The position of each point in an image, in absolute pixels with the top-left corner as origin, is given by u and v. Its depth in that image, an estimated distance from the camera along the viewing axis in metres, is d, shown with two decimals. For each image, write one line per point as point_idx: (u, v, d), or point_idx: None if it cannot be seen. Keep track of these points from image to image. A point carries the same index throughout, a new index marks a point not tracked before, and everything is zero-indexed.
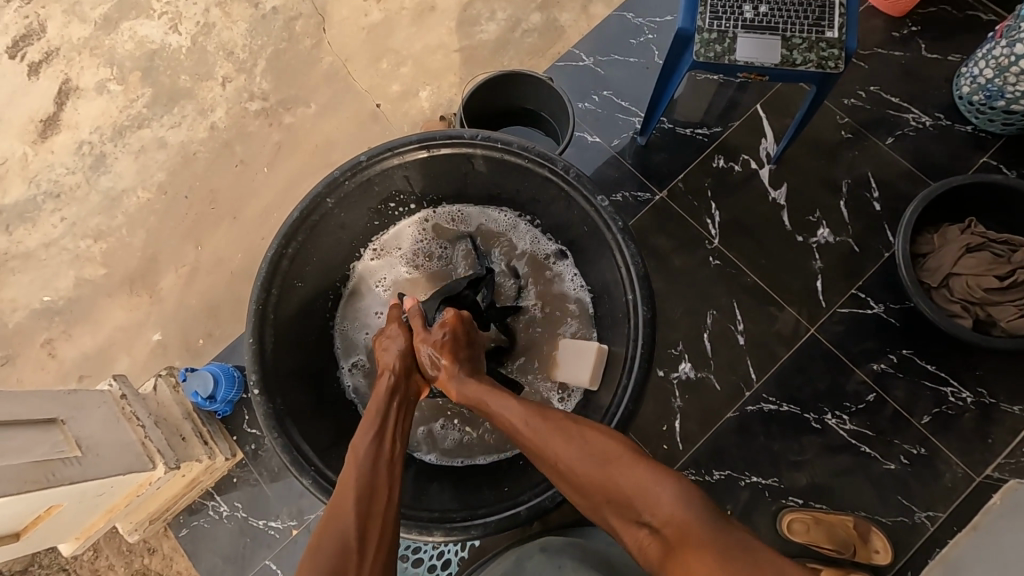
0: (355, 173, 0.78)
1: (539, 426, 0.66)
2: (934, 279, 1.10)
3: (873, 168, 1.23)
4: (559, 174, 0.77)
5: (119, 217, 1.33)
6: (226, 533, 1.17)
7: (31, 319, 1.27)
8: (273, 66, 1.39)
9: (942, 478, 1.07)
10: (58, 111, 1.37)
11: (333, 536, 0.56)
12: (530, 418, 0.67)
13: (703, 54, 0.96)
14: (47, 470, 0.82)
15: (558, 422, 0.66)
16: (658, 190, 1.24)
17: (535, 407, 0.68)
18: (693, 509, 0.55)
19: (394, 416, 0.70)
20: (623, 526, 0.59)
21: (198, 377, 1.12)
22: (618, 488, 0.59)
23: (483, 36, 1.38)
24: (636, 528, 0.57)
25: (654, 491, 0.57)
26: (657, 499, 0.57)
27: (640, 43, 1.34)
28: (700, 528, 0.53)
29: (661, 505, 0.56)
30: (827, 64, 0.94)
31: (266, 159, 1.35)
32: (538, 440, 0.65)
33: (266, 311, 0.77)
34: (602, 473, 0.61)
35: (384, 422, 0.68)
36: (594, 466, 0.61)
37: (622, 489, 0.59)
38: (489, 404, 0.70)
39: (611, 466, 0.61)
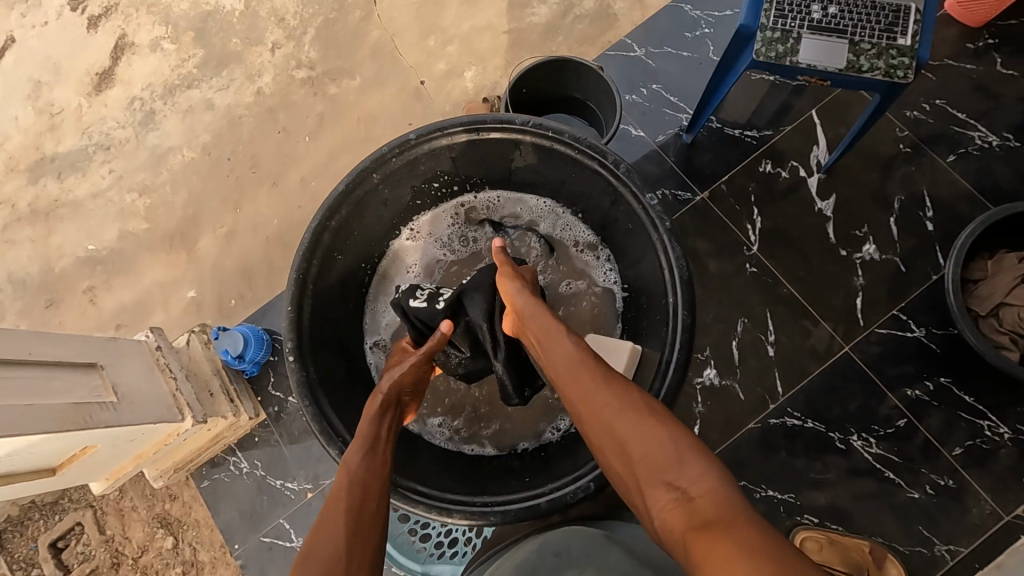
0: (403, 151, 0.78)
1: (593, 371, 0.65)
2: (983, 307, 1.05)
3: (930, 186, 1.18)
4: (609, 168, 0.76)
5: (164, 174, 1.36)
6: (244, 488, 1.21)
7: (76, 266, 1.32)
8: (322, 35, 1.40)
9: (968, 513, 1.04)
10: (113, 66, 1.41)
11: (324, 542, 0.56)
12: (588, 360, 0.67)
13: (763, 54, 0.92)
14: (85, 413, 0.85)
15: (612, 374, 0.65)
16: (699, 191, 1.21)
17: (593, 356, 0.68)
18: (732, 495, 0.51)
19: (385, 437, 0.71)
20: (648, 488, 0.55)
21: (229, 336, 1.16)
22: (656, 449, 0.56)
23: (533, 19, 1.35)
24: (664, 493, 0.54)
25: (692, 463, 0.54)
26: (696, 472, 0.53)
27: (695, 37, 1.30)
28: (738, 510, 0.49)
29: (698, 479, 0.53)
30: (895, 73, 0.90)
31: (309, 128, 1.36)
32: (588, 381, 0.65)
33: (306, 280, 0.78)
34: (644, 427, 0.58)
35: (374, 442, 0.69)
36: (637, 420, 0.59)
37: (659, 452, 0.56)
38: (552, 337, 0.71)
39: (655, 424, 0.58)
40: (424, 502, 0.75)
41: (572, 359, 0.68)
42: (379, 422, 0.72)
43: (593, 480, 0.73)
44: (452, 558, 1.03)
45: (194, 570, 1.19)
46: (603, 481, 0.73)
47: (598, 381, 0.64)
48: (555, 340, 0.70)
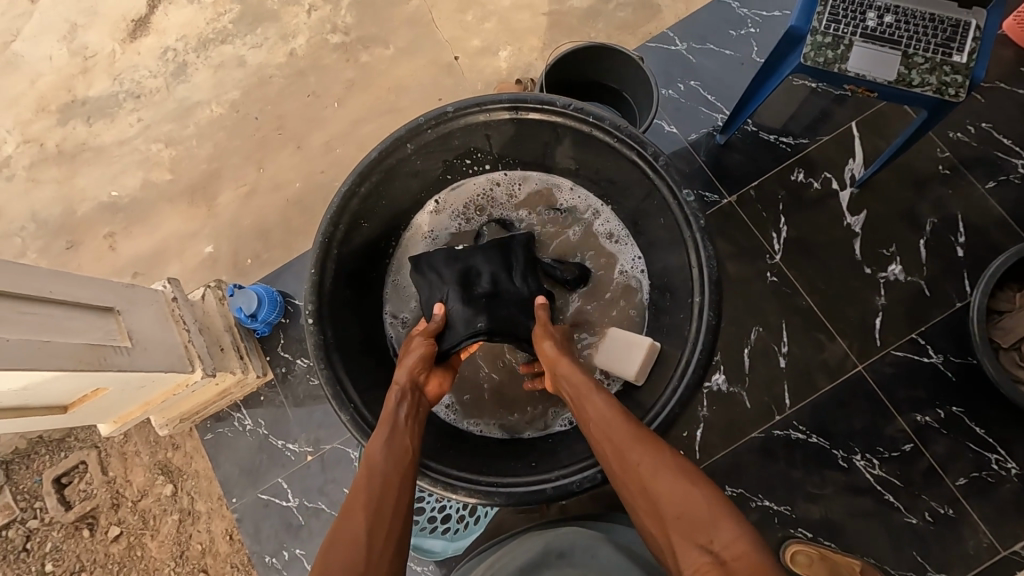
0: (439, 123, 0.77)
1: (628, 428, 0.65)
2: (1006, 340, 1.03)
3: (965, 212, 1.15)
4: (647, 160, 0.75)
5: (191, 127, 1.36)
6: (246, 445, 1.23)
7: (99, 210, 1.33)
8: (360, 0, 1.38)
9: (965, 544, 1.03)
10: (148, 14, 1.40)
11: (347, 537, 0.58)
12: (623, 417, 0.67)
13: (811, 58, 0.90)
14: (100, 355, 0.87)
15: (646, 433, 0.65)
16: (727, 194, 1.19)
17: (629, 414, 0.67)
18: (763, 559, 0.51)
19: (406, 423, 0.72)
20: (681, 548, 0.56)
21: (244, 295, 1.17)
22: (688, 510, 0.57)
23: (575, 3, 1.32)
24: (697, 553, 0.54)
25: (726, 526, 0.54)
26: (729, 534, 0.53)
27: (740, 36, 1.27)
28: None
29: (730, 542, 0.53)
30: (947, 91, 0.87)
31: (338, 94, 1.35)
32: (620, 436, 0.65)
33: (331, 244, 0.78)
34: (678, 488, 0.58)
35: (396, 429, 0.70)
36: (670, 480, 0.59)
37: (690, 514, 0.56)
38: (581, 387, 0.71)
39: (688, 484, 0.59)
40: (431, 475, 0.76)
41: (608, 414, 0.67)
42: (398, 407, 0.73)
43: (600, 471, 0.73)
44: (444, 534, 1.04)
45: (191, 519, 1.22)
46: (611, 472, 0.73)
47: (631, 439, 0.64)
48: (591, 397, 0.70)
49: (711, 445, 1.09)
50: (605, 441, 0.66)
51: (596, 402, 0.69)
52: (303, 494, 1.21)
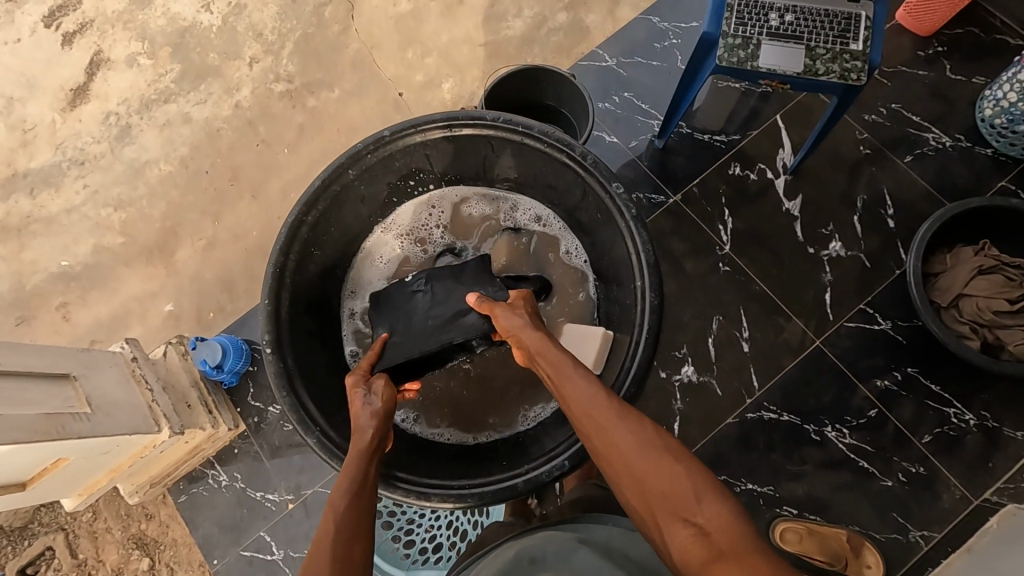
0: (378, 147, 0.80)
1: (610, 407, 0.63)
2: (944, 299, 1.10)
3: (891, 186, 1.23)
4: (577, 160, 0.78)
5: (141, 188, 1.35)
6: (223, 502, 1.19)
7: (49, 281, 1.30)
8: (301, 49, 1.42)
9: (940, 499, 1.07)
10: (88, 81, 1.40)
11: None
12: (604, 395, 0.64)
13: (726, 59, 0.97)
14: (57, 423, 0.84)
15: (627, 408, 0.63)
16: (672, 194, 1.24)
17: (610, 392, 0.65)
18: (744, 528, 0.53)
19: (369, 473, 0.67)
20: (666, 524, 0.55)
21: (207, 346, 1.14)
22: (672, 486, 0.56)
23: (509, 32, 1.39)
24: (682, 527, 0.54)
25: (707, 498, 0.55)
26: (711, 507, 0.55)
27: (664, 47, 1.35)
28: (753, 547, 0.51)
29: (713, 515, 0.54)
30: (849, 76, 0.95)
31: (288, 139, 1.37)
32: (604, 416, 0.62)
33: (283, 274, 0.79)
34: (662, 466, 0.57)
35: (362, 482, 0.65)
36: (654, 458, 0.58)
37: (675, 489, 0.56)
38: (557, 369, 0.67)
39: (671, 459, 0.58)
40: (403, 486, 0.75)
41: (587, 393, 0.64)
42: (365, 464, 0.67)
43: (567, 458, 0.74)
44: (437, 563, 1.03)
45: None
46: (578, 458, 0.74)
47: (614, 416, 0.62)
48: (572, 374, 0.66)
49: (690, 436, 1.11)
50: (589, 423, 0.63)
51: (578, 380, 0.65)
52: (287, 544, 1.17)
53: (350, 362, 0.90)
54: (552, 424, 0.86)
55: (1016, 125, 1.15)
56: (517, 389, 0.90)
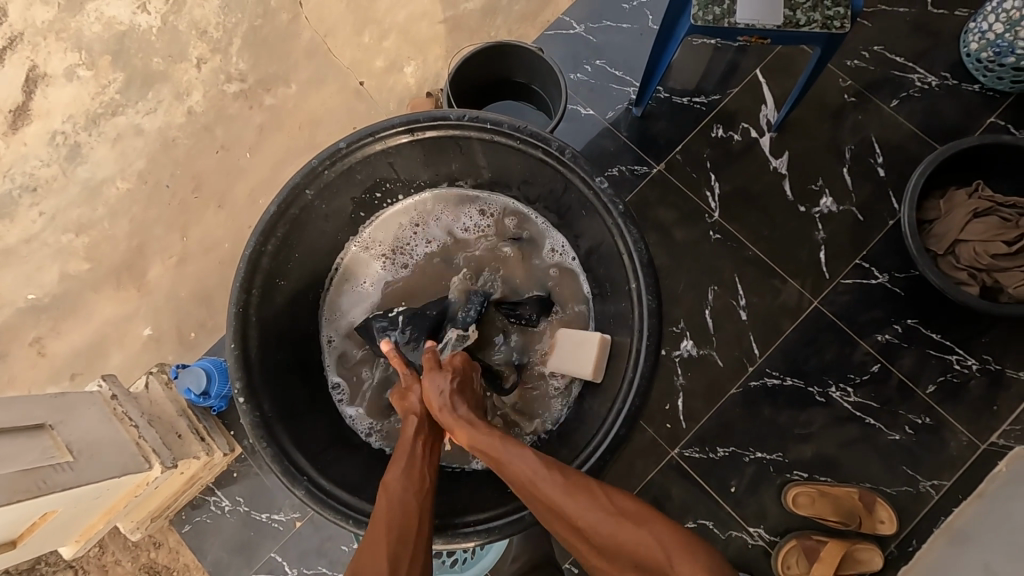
0: (334, 161, 0.75)
1: (564, 485, 0.59)
2: (940, 246, 1.07)
3: (878, 133, 1.19)
4: (554, 155, 0.73)
5: (100, 209, 1.27)
6: (228, 526, 1.16)
7: (17, 318, 1.23)
8: (250, 44, 1.32)
9: (947, 446, 1.07)
10: (27, 100, 1.30)
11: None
12: (552, 471, 0.61)
13: (701, 18, 0.91)
14: (37, 478, 0.80)
15: (576, 479, 0.60)
16: (655, 163, 1.19)
17: (552, 461, 0.62)
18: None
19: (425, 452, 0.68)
20: None
21: (190, 373, 1.09)
22: (643, 554, 0.54)
23: (468, 5, 1.31)
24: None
25: (682, 561, 0.53)
26: (687, 571, 0.52)
27: (633, 8, 1.28)
28: None
29: None
30: (833, 24, 0.90)
31: (249, 143, 1.29)
32: (553, 492, 0.59)
33: (248, 312, 0.74)
34: (629, 537, 0.55)
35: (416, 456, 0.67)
36: (617, 528, 0.56)
37: (648, 558, 0.54)
38: (502, 455, 0.63)
39: (636, 529, 0.55)
40: None
41: (534, 471, 0.61)
42: (416, 437, 0.69)
43: None
44: (453, 567, 1.01)
45: None
46: None
47: (566, 490, 0.59)
48: (508, 454, 0.63)
49: (695, 411, 1.10)
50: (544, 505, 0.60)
51: (521, 461, 0.62)
52: (300, 562, 1.16)
53: (331, 391, 0.86)
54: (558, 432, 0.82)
55: (1003, 57, 1.11)
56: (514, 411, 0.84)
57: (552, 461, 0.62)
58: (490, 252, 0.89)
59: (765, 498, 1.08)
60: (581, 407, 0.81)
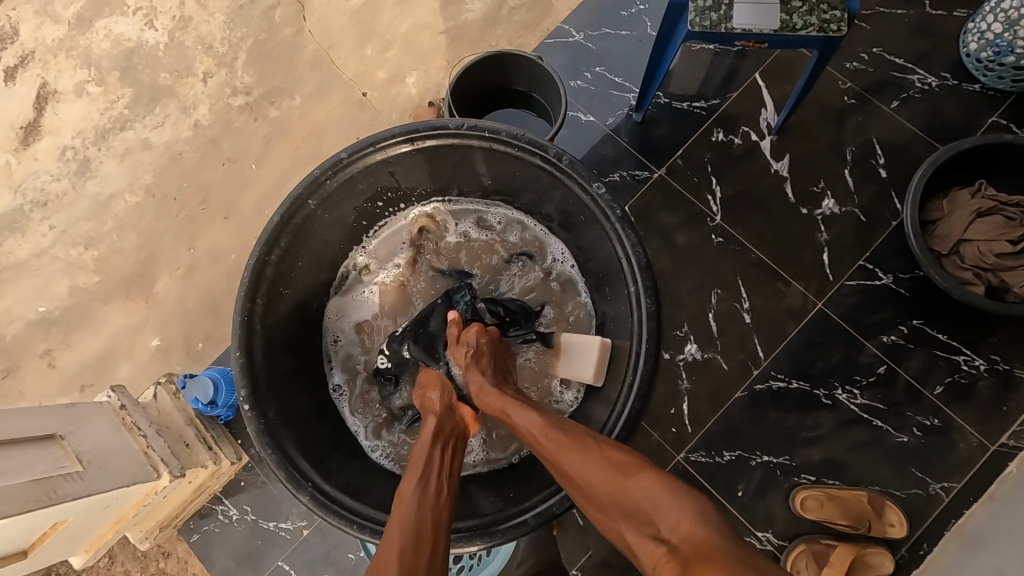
0: (336, 171, 0.76)
1: (561, 440, 0.61)
2: (944, 246, 1.07)
3: (879, 134, 1.19)
4: (552, 161, 0.74)
5: (109, 222, 1.29)
6: (236, 535, 1.17)
7: (29, 330, 1.24)
8: (255, 58, 1.35)
9: (957, 448, 1.06)
10: (38, 117, 1.33)
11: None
12: (552, 428, 0.63)
13: (698, 24, 0.92)
14: (48, 488, 0.81)
15: (580, 435, 0.62)
16: (656, 168, 1.20)
17: (565, 419, 0.64)
18: (708, 525, 0.49)
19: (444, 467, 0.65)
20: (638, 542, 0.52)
21: (197, 383, 1.10)
22: (631, 503, 0.54)
23: (468, 16, 1.32)
24: (652, 545, 0.50)
25: (670, 507, 0.51)
26: (674, 515, 0.50)
27: (632, 15, 1.29)
28: (720, 544, 0.46)
29: (677, 523, 0.50)
30: (830, 27, 0.90)
31: (254, 155, 1.31)
32: (556, 444, 0.61)
33: (253, 321, 0.75)
34: (621, 484, 0.55)
35: (430, 468, 0.64)
36: (613, 478, 0.56)
37: (637, 505, 0.53)
38: (511, 413, 0.66)
39: (633, 478, 0.55)
40: None
41: (535, 429, 0.64)
42: (432, 450, 0.66)
43: None
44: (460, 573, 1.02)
45: None
46: None
47: (567, 443, 0.61)
48: (514, 412, 0.66)
49: (700, 414, 1.09)
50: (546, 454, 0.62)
51: (524, 419, 0.65)
52: (308, 570, 1.16)
53: (331, 393, 0.87)
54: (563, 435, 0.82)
55: (1003, 57, 1.11)
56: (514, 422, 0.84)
57: (561, 420, 0.64)
58: (490, 267, 0.90)
59: (773, 502, 1.07)
60: (584, 412, 0.81)
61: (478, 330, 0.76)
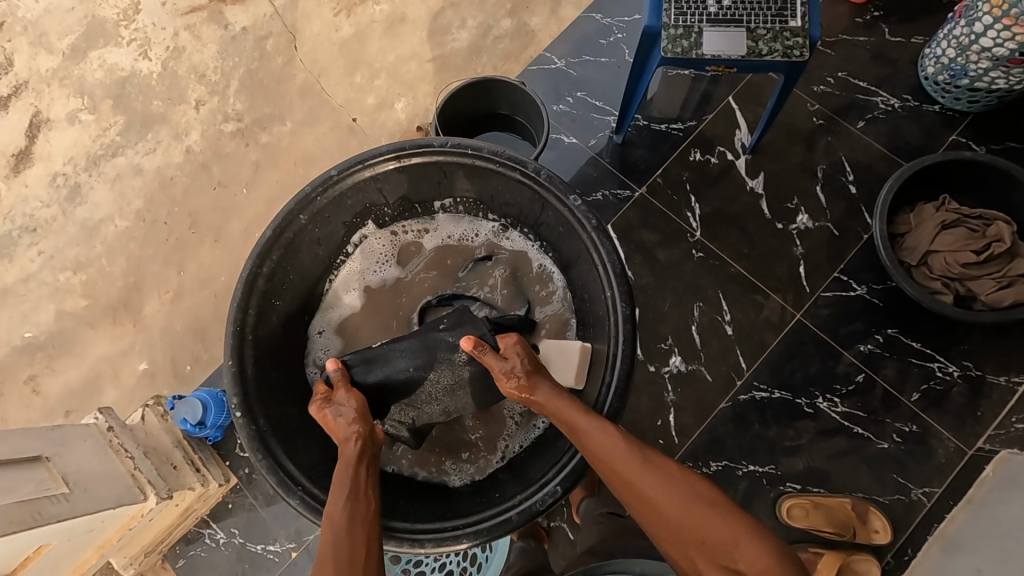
0: (327, 188, 0.79)
1: (639, 463, 0.64)
2: (913, 258, 1.11)
3: (848, 153, 1.25)
4: (531, 176, 0.78)
5: (98, 247, 1.31)
6: (223, 560, 1.15)
7: (13, 356, 1.24)
8: (246, 86, 1.39)
9: (936, 454, 1.09)
10: (29, 145, 1.35)
11: None
12: (629, 446, 0.64)
13: (670, 50, 0.97)
14: (33, 509, 0.80)
15: (654, 457, 0.64)
16: (637, 187, 1.24)
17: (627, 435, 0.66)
18: (779, 564, 0.58)
19: (366, 481, 0.68)
20: (704, 566, 0.60)
21: (186, 404, 1.10)
22: (707, 533, 0.60)
23: (454, 45, 1.38)
24: (721, 571, 0.59)
25: (741, 539, 0.59)
26: (746, 548, 0.59)
27: (611, 43, 1.35)
28: None
29: (750, 555, 0.58)
30: (793, 53, 0.96)
31: (245, 179, 1.34)
32: (630, 471, 0.63)
33: (245, 331, 0.76)
34: (697, 514, 0.61)
35: (353, 484, 0.66)
36: (688, 505, 0.61)
37: (709, 534, 0.60)
38: (580, 426, 0.66)
39: (706, 507, 0.61)
40: (395, 536, 0.71)
41: (610, 446, 0.65)
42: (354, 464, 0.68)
43: (559, 483, 0.72)
44: None
45: None
46: (569, 482, 0.72)
47: (642, 467, 0.63)
48: (586, 427, 0.66)
49: (686, 426, 1.11)
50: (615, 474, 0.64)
51: (600, 435, 0.65)
52: None
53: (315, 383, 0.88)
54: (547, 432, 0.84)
55: (957, 79, 1.17)
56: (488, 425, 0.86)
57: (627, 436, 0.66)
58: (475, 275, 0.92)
59: (760, 512, 1.08)
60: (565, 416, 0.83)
61: (517, 342, 0.75)
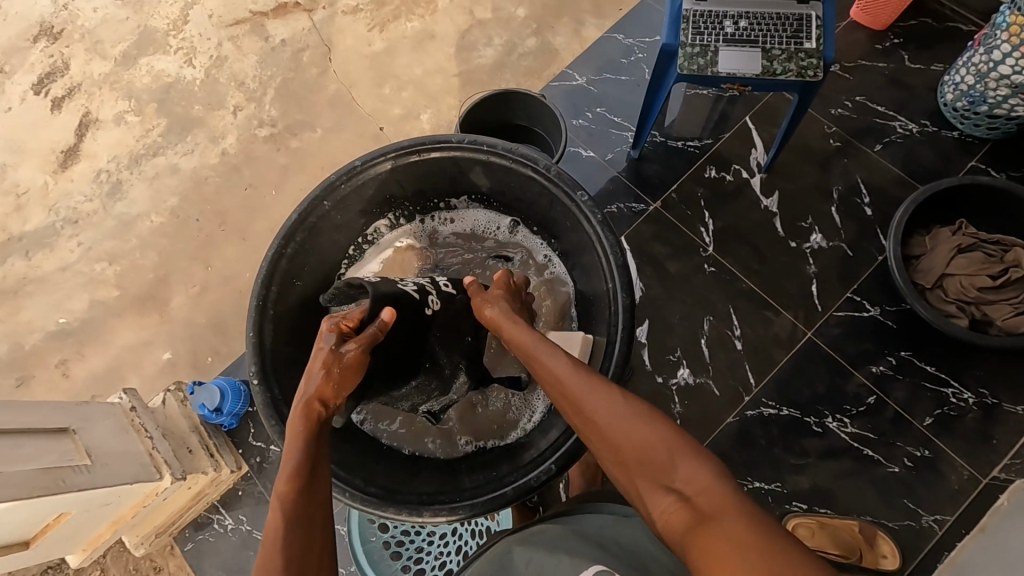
0: (350, 177, 0.83)
1: (585, 384, 0.59)
2: (927, 280, 1.10)
3: (865, 175, 1.26)
4: (541, 172, 0.81)
5: (133, 240, 1.38)
6: (229, 546, 1.18)
7: (48, 340, 1.30)
8: (281, 94, 1.46)
9: (949, 481, 1.06)
10: (78, 142, 1.44)
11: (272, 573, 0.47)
12: (585, 372, 0.60)
13: (686, 67, 1.01)
14: (57, 476, 0.85)
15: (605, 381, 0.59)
16: (652, 201, 1.27)
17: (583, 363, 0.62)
18: (725, 486, 0.47)
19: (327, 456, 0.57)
20: (648, 492, 0.51)
21: (204, 390, 1.14)
22: (646, 451, 0.52)
23: (480, 60, 1.44)
24: (663, 495, 0.49)
25: (684, 461, 0.50)
26: (689, 469, 0.49)
27: (631, 62, 1.40)
28: (736, 504, 0.45)
29: (692, 477, 0.49)
30: (806, 73, 0.98)
31: (275, 181, 1.40)
32: (578, 391, 0.59)
33: (265, 308, 0.80)
34: (635, 430, 0.53)
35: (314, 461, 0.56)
36: (630, 423, 0.54)
37: (650, 453, 0.52)
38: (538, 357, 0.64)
39: (651, 425, 0.53)
40: (395, 504, 0.73)
41: (564, 370, 0.61)
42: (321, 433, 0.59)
43: (554, 461, 0.74)
44: None
45: None
46: (564, 461, 0.73)
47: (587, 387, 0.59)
48: (546, 356, 0.64)
49: None
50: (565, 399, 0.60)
51: (557, 362, 0.63)
52: None
53: None
54: (546, 422, 0.86)
55: (976, 106, 1.18)
56: (482, 410, 0.90)
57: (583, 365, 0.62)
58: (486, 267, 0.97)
59: None
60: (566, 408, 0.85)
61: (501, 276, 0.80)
